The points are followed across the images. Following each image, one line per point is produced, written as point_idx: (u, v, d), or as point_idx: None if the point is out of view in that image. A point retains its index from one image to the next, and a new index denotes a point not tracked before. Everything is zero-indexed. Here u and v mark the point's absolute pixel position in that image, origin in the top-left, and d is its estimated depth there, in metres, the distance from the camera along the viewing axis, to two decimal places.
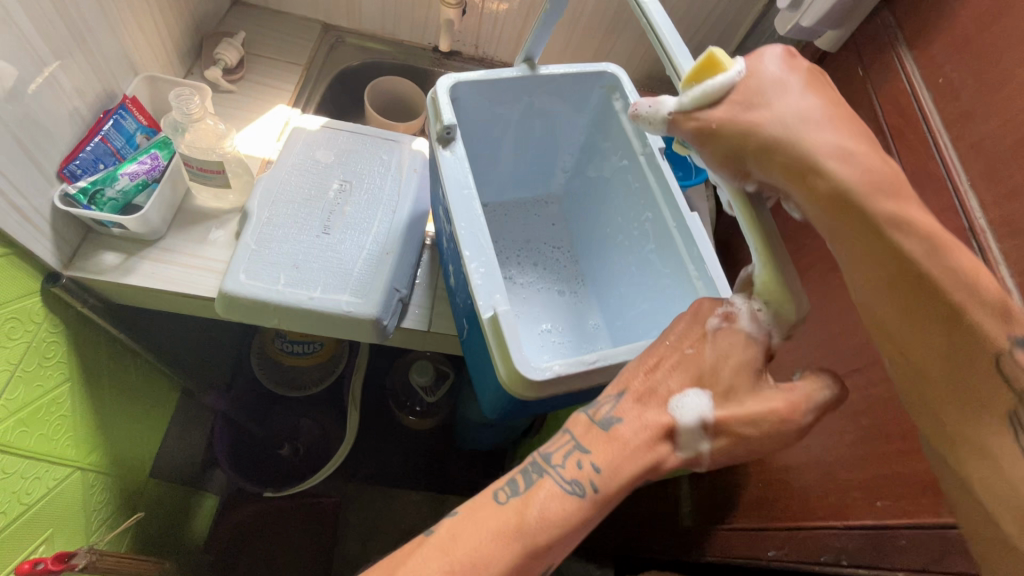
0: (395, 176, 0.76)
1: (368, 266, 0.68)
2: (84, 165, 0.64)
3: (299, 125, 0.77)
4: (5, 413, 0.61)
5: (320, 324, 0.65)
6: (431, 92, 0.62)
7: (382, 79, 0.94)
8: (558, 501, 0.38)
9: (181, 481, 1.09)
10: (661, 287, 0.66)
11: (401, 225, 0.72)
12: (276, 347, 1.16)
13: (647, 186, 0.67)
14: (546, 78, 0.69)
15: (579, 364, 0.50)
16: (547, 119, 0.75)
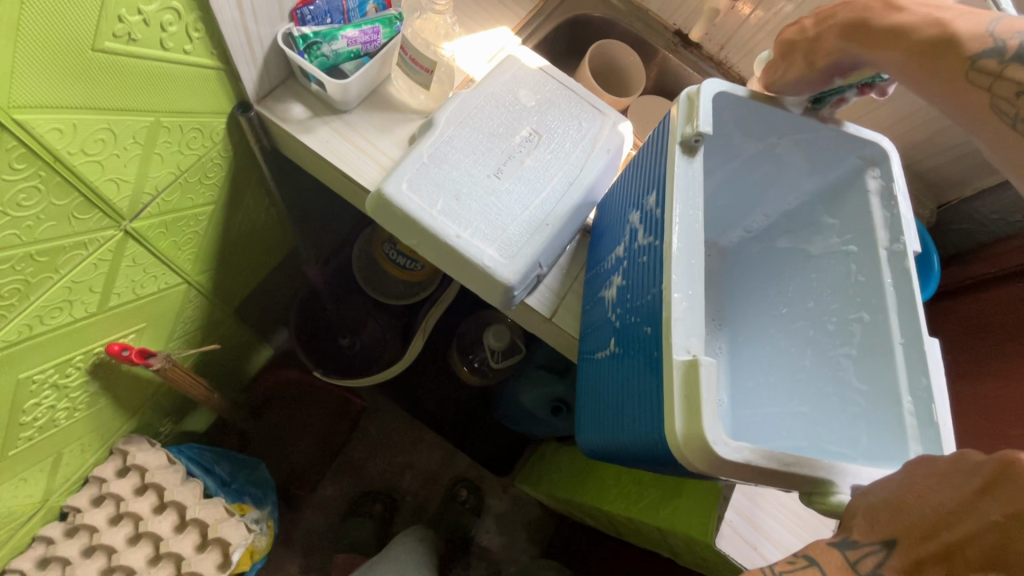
0: (586, 148, 0.69)
1: (525, 227, 0.63)
2: (315, 14, 0.63)
3: (517, 56, 0.72)
4: (157, 211, 0.63)
5: (456, 264, 0.62)
6: (692, 90, 0.55)
7: (612, 42, 0.86)
8: None
9: (253, 327, 1.14)
10: (846, 400, 0.60)
11: (573, 201, 0.66)
12: (382, 250, 1.15)
13: (875, 288, 0.60)
14: (810, 126, 0.61)
15: (773, 461, 0.46)
16: (775, 167, 0.68)
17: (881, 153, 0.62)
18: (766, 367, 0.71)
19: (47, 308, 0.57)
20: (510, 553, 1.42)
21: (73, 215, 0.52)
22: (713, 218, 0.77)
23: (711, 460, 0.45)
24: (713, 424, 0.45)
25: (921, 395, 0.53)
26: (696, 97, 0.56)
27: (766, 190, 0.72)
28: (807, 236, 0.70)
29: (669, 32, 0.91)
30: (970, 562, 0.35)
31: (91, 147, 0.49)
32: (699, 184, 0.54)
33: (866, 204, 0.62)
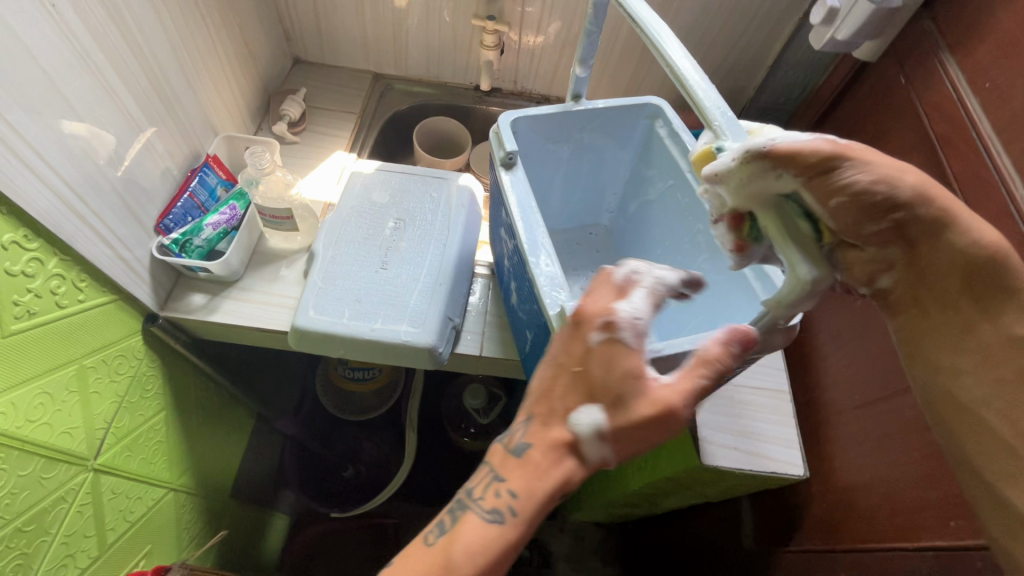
0: (445, 212, 0.80)
1: (422, 297, 0.72)
2: (176, 219, 0.73)
3: (357, 169, 0.84)
4: (114, 439, 0.69)
5: (381, 353, 0.70)
6: (494, 126, 0.70)
7: (430, 119, 1.00)
8: (479, 530, 0.41)
9: (253, 501, 1.17)
10: (719, 295, 0.68)
11: (453, 257, 0.76)
12: (338, 373, 1.22)
13: (697, 201, 0.71)
14: (591, 113, 0.74)
15: (641, 353, 0.52)
16: (595, 156, 0.80)
17: (657, 109, 0.74)
18: (665, 300, 0.79)
19: (53, 570, 0.61)
20: None
21: (41, 478, 0.58)
22: (578, 207, 0.88)
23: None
24: (590, 347, 0.54)
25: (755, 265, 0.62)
26: (501, 130, 0.70)
27: (601, 172, 0.83)
28: (645, 190, 0.82)
29: (471, 90, 1.06)
30: (568, 406, 0.43)
31: (34, 413, 0.56)
32: (527, 187, 0.66)
33: (666, 149, 0.74)
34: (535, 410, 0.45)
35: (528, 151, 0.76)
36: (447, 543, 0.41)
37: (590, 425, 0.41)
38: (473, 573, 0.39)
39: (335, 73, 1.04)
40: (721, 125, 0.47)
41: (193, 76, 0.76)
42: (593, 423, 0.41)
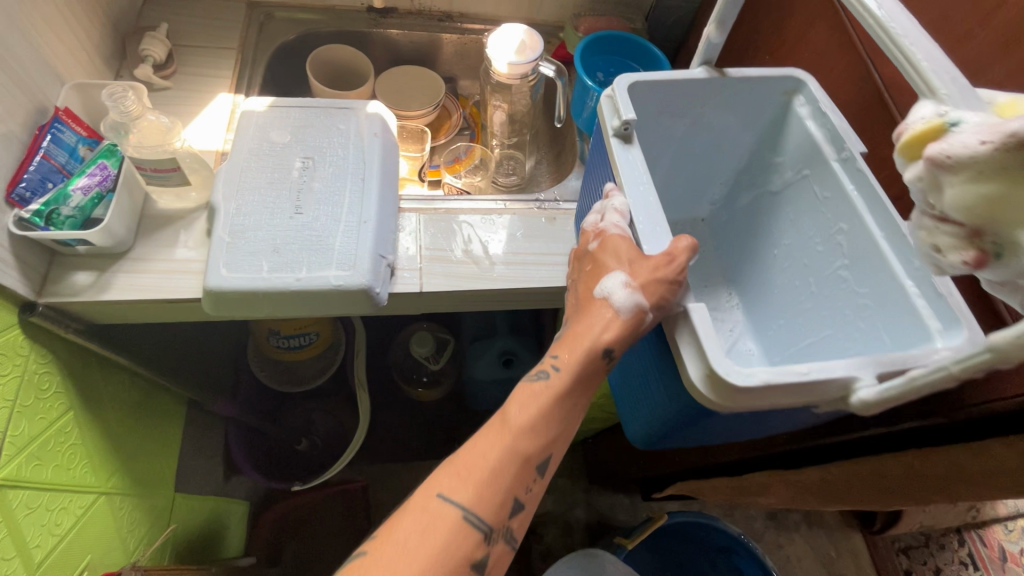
0: (357, 144, 0.73)
1: (347, 237, 0.66)
2: (32, 187, 0.61)
3: (246, 108, 0.74)
4: (13, 449, 0.60)
5: (313, 303, 0.64)
6: (608, 91, 0.64)
7: (323, 48, 0.90)
8: (532, 397, 0.53)
9: (201, 491, 1.10)
10: (858, 320, 0.64)
11: (375, 190, 0.70)
12: (272, 345, 1.13)
13: (844, 196, 0.65)
14: (728, 83, 0.69)
15: (791, 374, 0.47)
16: (712, 135, 0.75)
17: (796, 84, 0.70)
18: (783, 304, 0.76)
19: None
20: (564, 505, 1.54)
21: None
22: (682, 195, 0.83)
23: (735, 393, 0.48)
24: (719, 354, 0.49)
25: (918, 274, 0.57)
26: (614, 94, 0.64)
27: (712, 155, 0.78)
28: (767, 178, 0.78)
29: (364, 12, 0.96)
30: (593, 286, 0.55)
31: None
32: (640, 163, 0.61)
33: (805, 132, 0.70)
34: (576, 291, 0.59)
35: (643, 117, 0.70)
36: (506, 410, 0.54)
37: (610, 287, 0.53)
38: (530, 418, 0.52)
39: (199, 3, 0.89)
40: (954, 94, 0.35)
41: (13, 11, 0.61)
42: (618, 286, 0.53)
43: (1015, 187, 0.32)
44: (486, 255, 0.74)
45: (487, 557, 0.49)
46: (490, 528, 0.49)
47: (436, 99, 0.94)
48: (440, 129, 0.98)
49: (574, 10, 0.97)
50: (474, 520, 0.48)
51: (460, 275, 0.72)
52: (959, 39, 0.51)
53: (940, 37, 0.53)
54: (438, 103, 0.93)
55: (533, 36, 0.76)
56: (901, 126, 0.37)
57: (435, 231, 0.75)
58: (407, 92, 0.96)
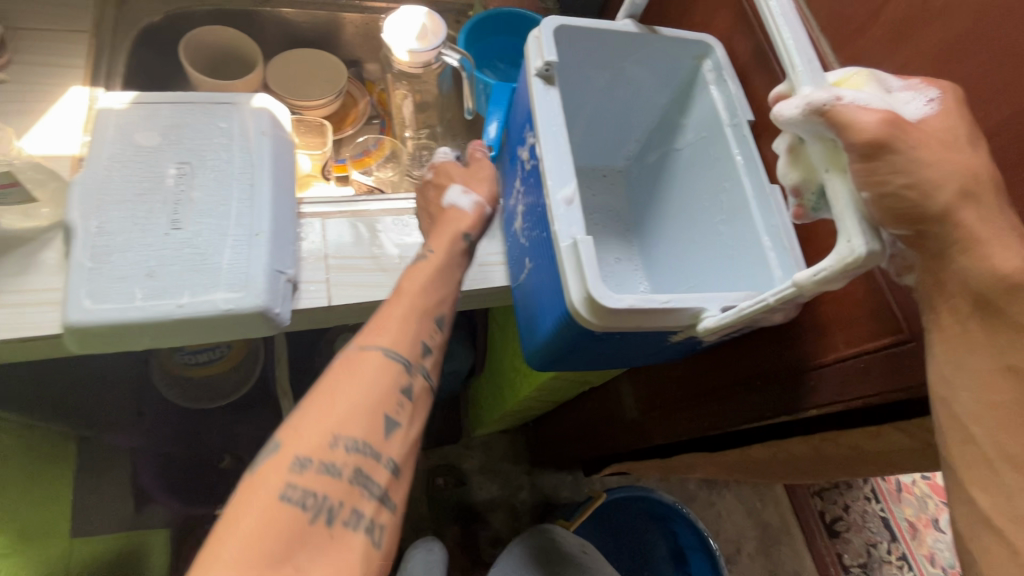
0: (243, 144, 0.65)
1: (237, 253, 0.59)
2: None
3: (103, 105, 0.64)
4: None
5: (201, 330, 0.57)
6: (534, 29, 0.55)
7: (198, 31, 0.79)
8: (417, 268, 0.55)
9: (106, 528, 1.00)
10: (726, 275, 0.60)
11: (267, 197, 0.63)
12: (175, 362, 1.03)
13: (728, 160, 0.60)
14: (646, 41, 0.61)
15: (652, 301, 0.44)
16: (627, 89, 0.67)
17: (704, 49, 0.62)
18: (669, 263, 0.70)
19: None
20: (508, 489, 1.55)
21: None
22: (595, 144, 0.74)
23: (605, 314, 0.45)
24: (597, 279, 0.45)
25: (776, 233, 0.54)
26: (540, 34, 0.55)
27: (628, 109, 0.70)
28: (671, 137, 0.69)
29: None
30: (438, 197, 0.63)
31: None
32: (558, 109, 0.54)
33: (708, 97, 0.62)
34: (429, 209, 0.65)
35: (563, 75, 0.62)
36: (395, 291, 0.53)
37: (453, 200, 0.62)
38: (422, 284, 0.54)
39: None
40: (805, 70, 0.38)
41: None
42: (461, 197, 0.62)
43: (825, 149, 0.37)
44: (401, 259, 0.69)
45: (413, 387, 0.47)
46: (408, 360, 0.48)
47: (337, 87, 0.86)
48: (345, 119, 0.90)
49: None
50: (393, 355, 0.47)
51: (372, 286, 0.67)
52: (851, 33, 0.52)
53: (834, 31, 0.53)
54: (341, 91, 0.86)
55: (435, 20, 0.70)
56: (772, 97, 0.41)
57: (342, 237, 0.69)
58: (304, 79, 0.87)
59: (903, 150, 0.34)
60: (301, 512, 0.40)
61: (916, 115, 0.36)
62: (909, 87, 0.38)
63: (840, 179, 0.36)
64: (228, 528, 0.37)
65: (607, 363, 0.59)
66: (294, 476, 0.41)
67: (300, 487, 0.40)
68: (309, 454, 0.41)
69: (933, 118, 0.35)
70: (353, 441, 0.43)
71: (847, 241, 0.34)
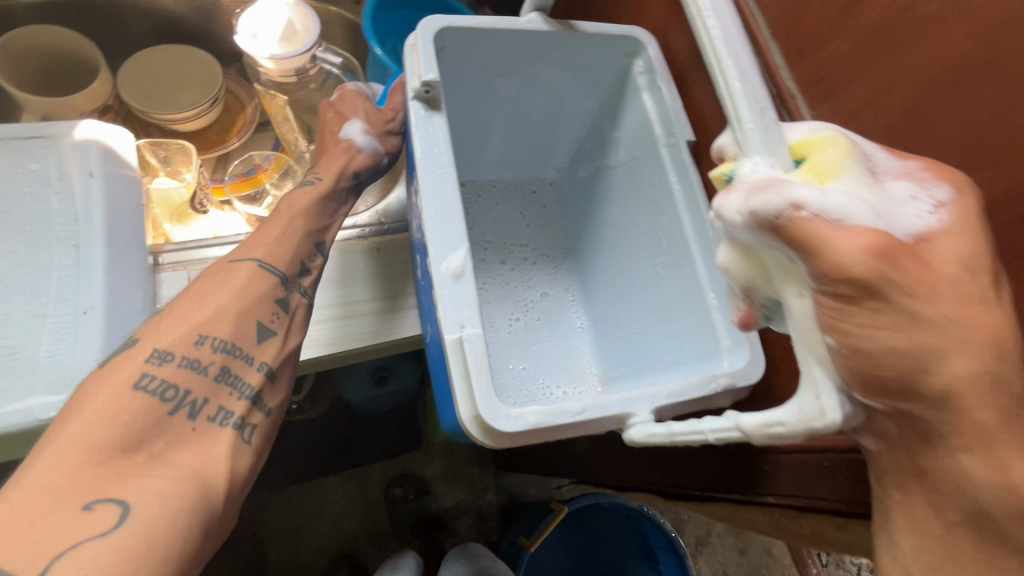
0: (64, 192, 0.51)
1: (59, 341, 0.47)
2: None
3: None
4: None
5: (20, 445, 0.46)
6: (408, 36, 0.43)
7: (15, 33, 0.63)
8: (302, 197, 0.52)
9: None
10: (670, 326, 0.52)
11: (99, 261, 0.50)
12: None
13: (665, 189, 0.50)
14: (560, 41, 0.48)
15: (562, 414, 0.37)
16: (547, 97, 0.55)
17: (633, 45, 0.49)
18: (608, 298, 0.61)
19: None
20: (473, 494, 1.48)
21: None
22: (518, 156, 0.63)
23: (504, 437, 0.37)
24: (489, 393, 0.36)
25: (722, 287, 0.46)
26: (417, 43, 0.43)
27: (551, 118, 0.58)
28: (604, 151, 0.59)
29: None
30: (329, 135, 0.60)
31: None
32: (447, 147, 0.42)
33: (641, 108, 0.51)
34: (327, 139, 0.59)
35: (459, 85, 0.50)
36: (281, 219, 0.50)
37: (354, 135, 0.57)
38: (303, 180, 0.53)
39: None
40: (756, 133, 0.26)
41: None
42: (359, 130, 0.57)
43: (777, 261, 0.25)
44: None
45: (290, 300, 0.47)
46: (286, 275, 0.47)
47: (212, 92, 0.70)
48: (230, 128, 0.75)
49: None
50: (268, 267, 0.46)
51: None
52: (810, 45, 0.43)
53: (789, 42, 0.45)
54: (217, 98, 0.70)
55: (307, 14, 0.55)
56: (715, 151, 0.30)
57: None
58: (169, 82, 0.71)
59: (891, 305, 0.22)
60: (153, 398, 0.39)
61: (917, 225, 0.24)
62: (906, 175, 0.25)
63: (803, 305, 0.24)
64: (73, 414, 0.36)
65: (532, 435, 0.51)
66: (152, 366, 0.40)
67: (159, 378, 0.39)
68: (169, 348, 0.41)
69: (937, 231, 0.24)
70: (219, 340, 0.42)
71: (814, 396, 0.25)
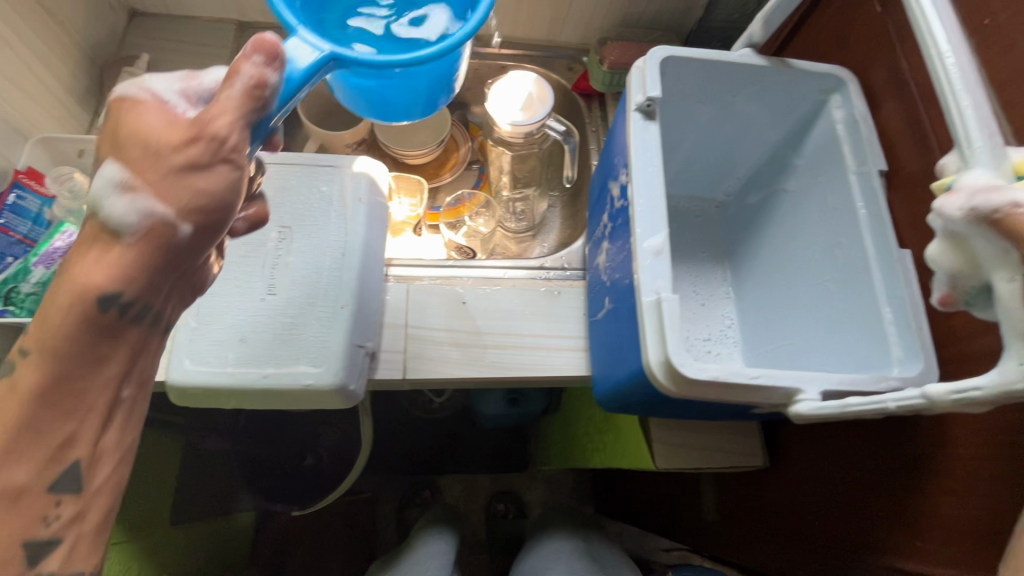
0: (339, 211, 0.66)
1: (321, 328, 0.61)
2: None
3: None
4: None
5: (282, 400, 0.60)
6: (636, 61, 0.53)
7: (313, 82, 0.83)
8: (85, 281, 0.36)
9: (206, 517, 1.12)
10: (837, 334, 0.55)
11: (355, 269, 0.63)
12: None
13: (850, 212, 0.54)
14: (761, 75, 0.56)
15: (741, 374, 0.41)
16: (737, 124, 0.63)
17: (836, 82, 0.55)
18: (767, 312, 0.65)
19: None
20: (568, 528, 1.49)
21: None
22: (693, 178, 0.71)
23: (688, 385, 0.42)
24: (679, 344, 0.42)
25: (898, 302, 0.49)
26: (643, 66, 0.53)
27: (734, 143, 0.66)
28: (783, 177, 0.65)
29: None
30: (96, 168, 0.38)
31: None
32: (658, 147, 0.51)
33: (832, 140, 0.57)
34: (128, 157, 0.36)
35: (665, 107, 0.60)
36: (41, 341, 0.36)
37: (128, 209, 0.35)
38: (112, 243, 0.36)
39: (186, 25, 0.83)
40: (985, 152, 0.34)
41: None
42: (115, 188, 0.36)
43: (992, 251, 0.32)
44: (486, 331, 0.70)
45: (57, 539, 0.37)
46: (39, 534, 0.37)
47: (439, 136, 0.88)
48: (444, 164, 0.91)
49: (600, 32, 0.88)
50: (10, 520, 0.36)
51: (447, 361, 0.68)
52: None
53: None
54: (441, 140, 0.88)
55: (542, 85, 0.67)
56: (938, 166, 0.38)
57: (435, 309, 0.70)
58: (408, 122, 0.89)
59: None
60: None
61: None
62: None
63: (1011, 288, 0.31)
64: None
65: (681, 411, 0.56)
66: None
67: None
68: None
69: None
70: None
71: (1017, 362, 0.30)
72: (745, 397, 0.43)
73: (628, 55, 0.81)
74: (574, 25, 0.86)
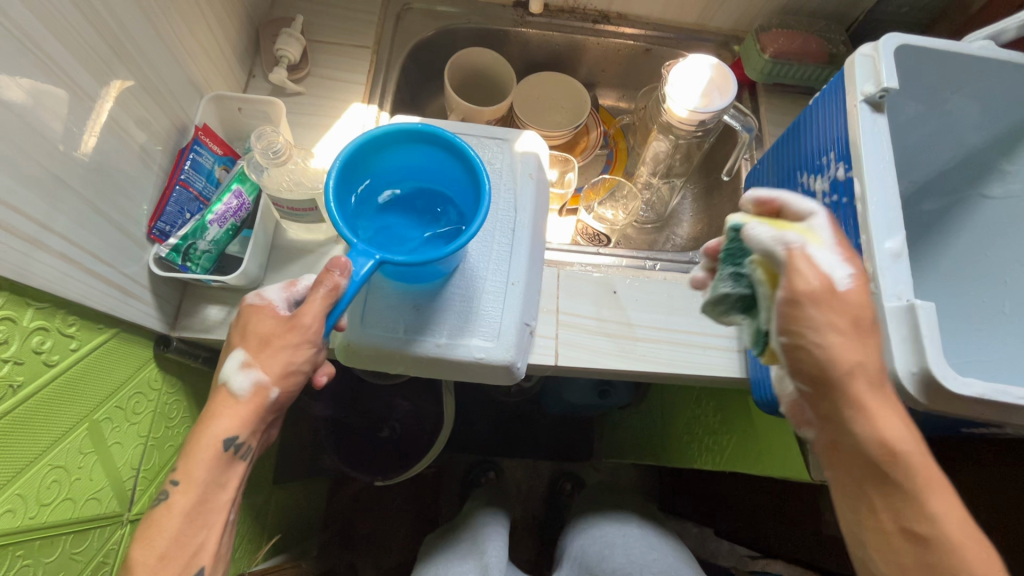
0: (509, 186, 0.67)
1: (494, 301, 0.63)
2: (171, 220, 0.58)
3: None
4: (147, 483, 0.61)
5: (451, 369, 0.62)
6: (865, 50, 0.50)
7: (461, 53, 0.81)
8: (221, 430, 0.48)
9: (297, 480, 1.14)
10: None
11: (526, 245, 0.65)
12: None
13: None
14: (995, 73, 0.52)
15: (1007, 393, 0.38)
16: (941, 127, 0.58)
17: None
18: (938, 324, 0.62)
19: None
20: None
21: (72, 553, 0.51)
22: None
23: (943, 399, 0.39)
24: (939, 356, 0.39)
25: None
26: (876, 54, 0.49)
27: (927, 149, 0.60)
28: (978, 182, 0.61)
29: (510, 7, 0.86)
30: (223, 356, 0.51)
31: (48, 493, 0.47)
32: (889, 144, 0.48)
33: None
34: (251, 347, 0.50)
35: None
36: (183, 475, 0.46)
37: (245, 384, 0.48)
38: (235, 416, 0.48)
39: None
40: None
41: (162, 27, 0.57)
42: (239, 370, 0.49)
43: None
44: (638, 323, 0.68)
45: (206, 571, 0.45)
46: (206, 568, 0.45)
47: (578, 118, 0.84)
48: (575, 147, 0.89)
49: (755, 19, 0.84)
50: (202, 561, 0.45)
51: (598, 351, 0.66)
52: None
53: None
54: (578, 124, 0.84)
55: (722, 71, 0.65)
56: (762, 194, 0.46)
57: (585, 295, 0.69)
58: (545, 102, 0.87)
59: None
60: None
61: None
62: None
63: None
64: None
65: (870, 423, 0.54)
66: None
67: None
68: None
69: None
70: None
71: None
72: (997, 418, 0.40)
73: (796, 45, 0.77)
74: (733, 9, 0.82)
